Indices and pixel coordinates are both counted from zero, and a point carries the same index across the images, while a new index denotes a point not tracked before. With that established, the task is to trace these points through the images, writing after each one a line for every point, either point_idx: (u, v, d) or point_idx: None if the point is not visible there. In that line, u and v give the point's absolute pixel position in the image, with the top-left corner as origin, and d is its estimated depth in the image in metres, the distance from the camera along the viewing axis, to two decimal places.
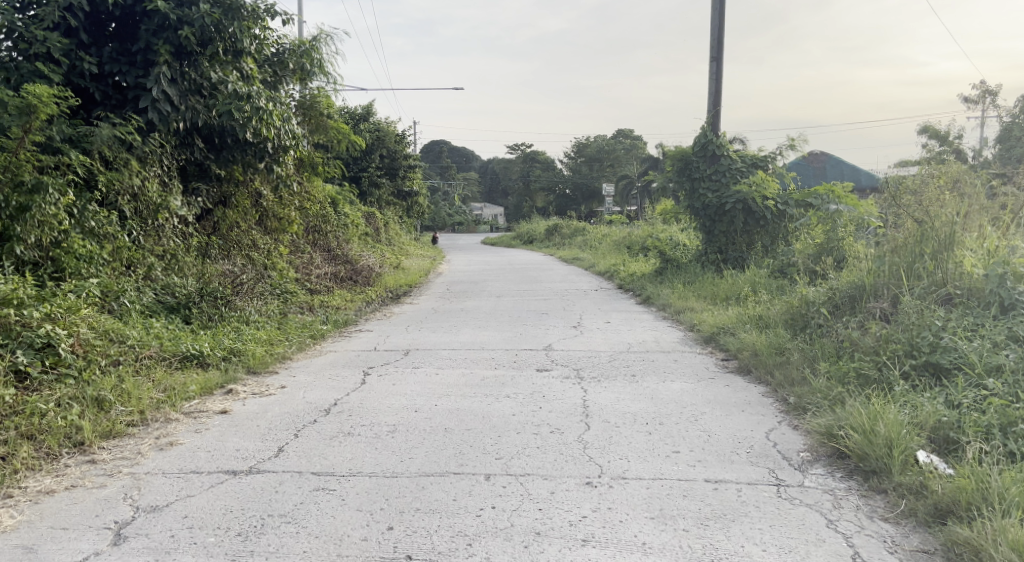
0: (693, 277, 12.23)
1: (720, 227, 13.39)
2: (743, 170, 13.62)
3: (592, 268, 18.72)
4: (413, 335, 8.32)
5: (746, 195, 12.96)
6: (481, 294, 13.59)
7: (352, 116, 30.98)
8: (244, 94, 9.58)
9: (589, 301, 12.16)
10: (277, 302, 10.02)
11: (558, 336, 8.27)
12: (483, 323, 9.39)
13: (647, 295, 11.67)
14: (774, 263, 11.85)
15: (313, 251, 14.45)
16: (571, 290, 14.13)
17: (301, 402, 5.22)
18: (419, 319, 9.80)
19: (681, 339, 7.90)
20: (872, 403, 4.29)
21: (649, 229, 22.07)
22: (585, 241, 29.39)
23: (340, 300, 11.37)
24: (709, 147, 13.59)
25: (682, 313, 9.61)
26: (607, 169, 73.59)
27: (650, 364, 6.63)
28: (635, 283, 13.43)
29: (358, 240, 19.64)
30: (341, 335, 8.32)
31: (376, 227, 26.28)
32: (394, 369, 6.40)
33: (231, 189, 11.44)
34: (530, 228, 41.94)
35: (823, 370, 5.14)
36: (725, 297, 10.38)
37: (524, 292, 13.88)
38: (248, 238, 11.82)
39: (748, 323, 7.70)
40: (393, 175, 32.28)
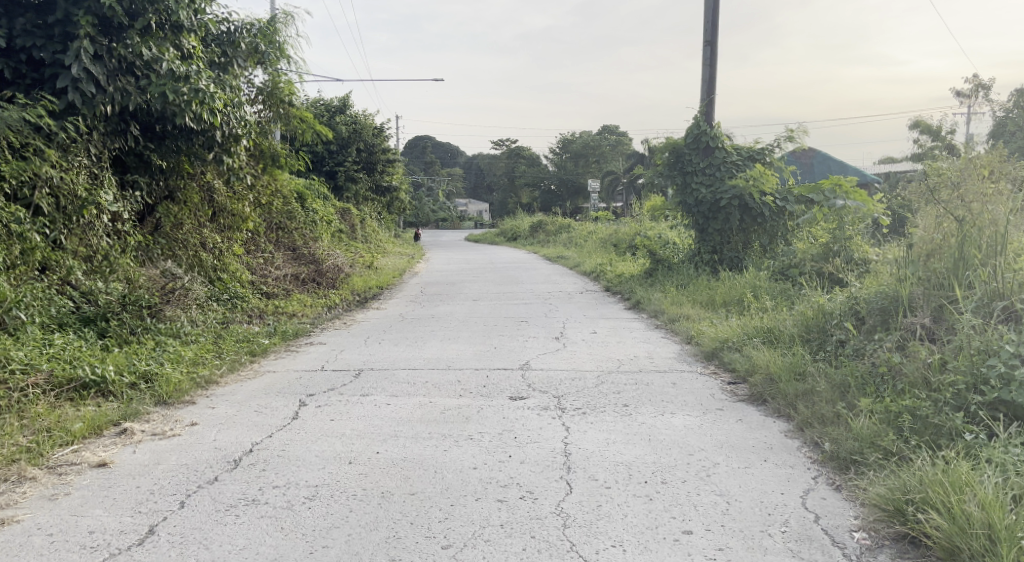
0: (687, 279, 11.23)
1: (714, 225, 12.39)
2: (738, 164, 12.63)
3: (578, 268, 17.69)
4: (371, 351, 7.24)
5: (744, 191, 11.97)
6: (457, 297, 12.52)
7: (327, 109, 29.84)
8: (181, 73, 8.51)
9: (573, 306, 11.14)
10: (223, 312, 8.97)
11: (537, 350, 7.23)
12: (453, 334, 8.32)
13: (636, 300, 10.68)
14: (775, 265, 10.87)
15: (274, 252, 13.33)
16: (554, 292, 13.09)
17: (207, 448, 4.13)
18: (383, 329, 8.74)
19: (678, 355, 6.89)
20: (949, 469, 3.33)
21: (637, 227, 21.05)
22: (570, 238, 28.38)
23: (296, 308, 10.32)
24: (703, 139, 12.54)
25: (676, 322, 8.60)
26: (592, 165, 72.65)
27: (645, 390, 5.59)
28: (623, 285, 12.42)
29: (328, 238, 18.52)
30: (288, 350, 7.25)
31: (351, 225, 25.17)
32: (337, 398, 5.33)
33: (176, 182, 10.35)
34: (514, 225, 40.88)
35: (864, 408, 4.12)
36: (723, 303, 9.37)
37: (504, 295, 12.82)
38: (197, 238, 10.73)
39: (755, 336, 6.69)
40: (370, 170, 31.15)
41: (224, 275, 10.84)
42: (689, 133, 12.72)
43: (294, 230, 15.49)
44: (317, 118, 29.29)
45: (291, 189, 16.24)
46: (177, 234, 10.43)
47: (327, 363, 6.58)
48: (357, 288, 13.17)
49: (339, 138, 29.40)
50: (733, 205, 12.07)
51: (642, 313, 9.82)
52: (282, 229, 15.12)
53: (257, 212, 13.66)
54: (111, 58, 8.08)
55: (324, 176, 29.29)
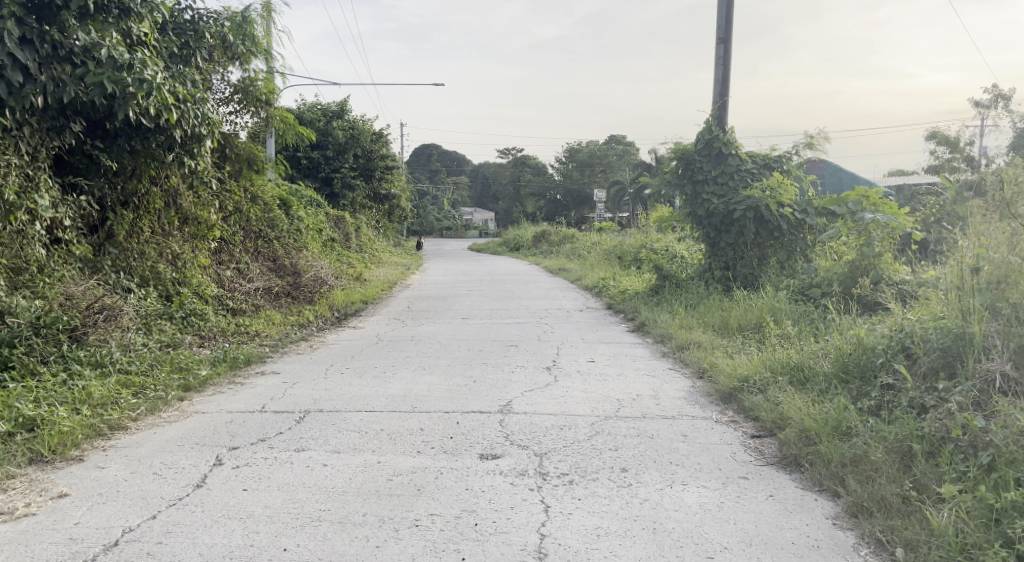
0: (698, 298, 10.16)
1: (727, 238, 11.33)
2: (753, 172, 11.58)
3: (578, 282, 16.63)
4: (327, 385, 6.18)
5: (759, 202, 10.93)
6: (446, 315, 11.47)
7: (324, 113, 28.89)
8: (125, 62, 7.47)
9: (571, 326, 10.08)
10: (171, 333, 7.96)
11: (523, 385, 6.16)
12: (429, 363, 7.25)
13: (641, 321, 9.61)
14: (795, 284, 9.82)
15: (247, 264, 12.33)
16: (552, 309, 12.04)
17: (56, 541, 3.12)
18: (350, 355, 7.70)
19: (688, 395, 5.83)
20: None
21: (642, 238, 19.98)
22: (572, 250, 27.31)
23: (261, 328, 9.34)
24: (715, 144, 11.49)
25: (686, 351, 7.53)
26: (598, 174, 71.68)
27: (649, 445, 4.53)
28: (626, 304, 11.37)
29: (315, 248, 17.51)
30: (232, 383, 6.20)
31: (344, 234, 24.22)
32: (263, 454, 4.30)
33: (133, 186, 9.36)
34: (517, 235, 39.81)
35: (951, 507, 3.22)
36: (739, 329, 8.31)
37: (497, 312, 11.76)
38: (154, 248, 9.73)
39: (781, 374, 5.63)
40: (368, 177, 30.18)
41: (184, 289, 9.84)
42: (699, 137, 11.68)
43: (272, 239, 14.47)
44: (314, 123, 28.34)
45: (273, 196, 15.24)
46: (132, 244, 9.43)
47: (270, 402, 5.53)
48: (335, 303, 12.17)
49: (336, 144, 28.45)
50: (748, 217, 11.04)
51: (647, 337, 8.77)
52: (260, 238, 14.11)
53: (229, 220, 12.64)
54: (44, 43, 7.10)
55: (320, 183, 28.33)
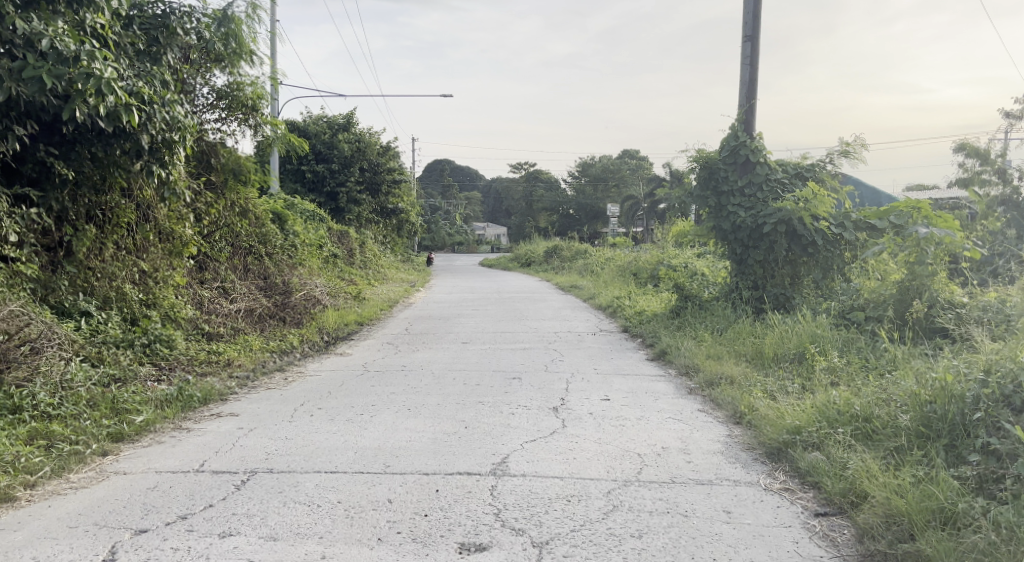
0: (726, 322, 9.12)
1: (755, 255, 10.29)
2: (784, 183, 10.54)
3: (592, 301, 15.59)
4: (288, 433, 5.17)
5: (792, 215, 9.90)
6: (446, 339, 10.47)
7: (330, 126, 28.10)
8: (72, 54, 6.53)
9: (584, 353, 9.06)
10: (126, 363, 7.00)
11: (524, 434, 5.14)
12: (417, 400, 6.24)
13: (662, 349, 8.58)
14: (835, 307, 8.78)
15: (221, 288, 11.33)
16: (563, 332, 11.02)
17: None
18: (327, 390, 6.71)
19: (725, 449, 4.80)
20: None
21: (659, 254, 18.92)
22: (585, 266, 26.27)
23: (234, 356, 8.34)
24: (742, 151, 10.45)
25: (717, 387, 6.49)
26: (612, 189, 70.70)
27: (681, 529, 3.51)
28: (643, 327, 10.36)
29: (313, 264, 16.57)
30: (177, 430, 5.22)
31: (347, 249, 23.34)
32: (174, 542, 3.33)
33: (97, 198, 8.45)
34: (529, 250, 38.77)
35: None
36: (775, 360, 7.27)
37: (502, 336, 10.75)
38: (121, 264, 8.77)
39: (841, 425, 4.59)
40: (375, 191, 29.30)
41: (153, 310, 8.85)
42: (724, 144, 10.65)
43: (261, 256, 13.53)
44: (319, 136, 27.53)
45: (265, 209, 14.30)
46: (94, 262, 8.46)
47: (212, 457, 4.53)
48: (325, 326, 11.17)
49: (342, 157, 27.61)
50: (779, 232, 10.00)
51: (670, 367, 7.74)
52: (248, 255, 13.16)
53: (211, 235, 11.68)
54: None
55: (325, 197, 27.49)
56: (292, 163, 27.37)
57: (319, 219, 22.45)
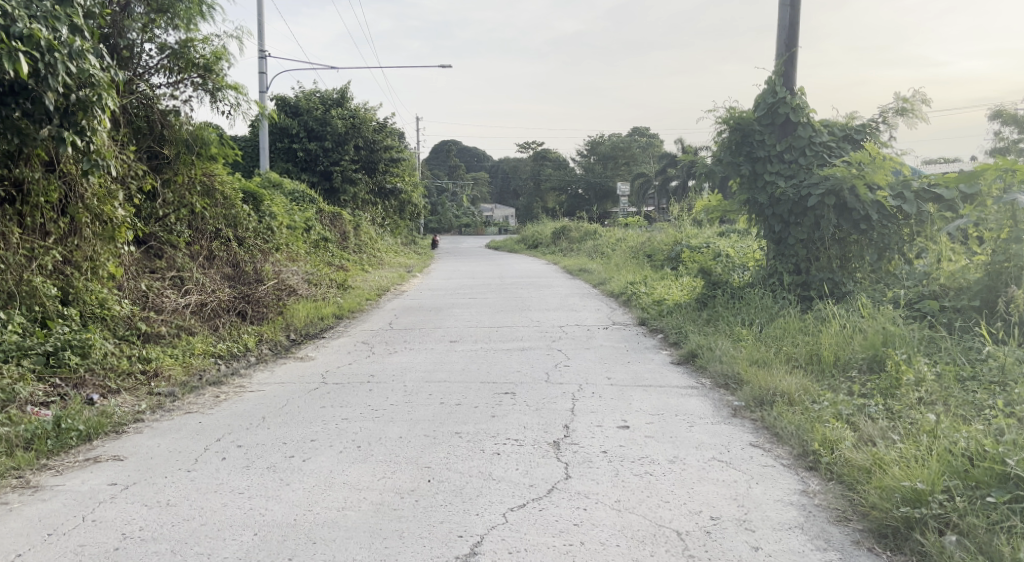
0: (767, 317, 7.55)
1: (797, 233, 8.69)
2: (831, 147, 8.92)
3: (604, 287, 13.98)
4: (172, 494, 3.63)
5: (842, 185, 8.31)
6: (432, 337, 8.92)
7: (323, 102, 26.51)
8: None
9: (594, 356, 7.50)
10: (7, 378, 5.43)
11: (507, 492, 3.62)
12: (373, 432, 4.70)
13: (691, 351, 7.01)
14: (901, 297, 7.20)
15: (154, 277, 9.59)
16: (570, 327, 9.44)
17: None
18: (261, 415, 5.17)
19: (806, 522, 3.30)
20: None
21: (675, 235, 17.27)
22: (595, 247, 24.64)
23: (166, 363, 6.76)
24: (780, 110, 8.81)
25: (769, 408, 4.93)
26: (621, 168, 68.92)
27: None
28: (665, 320, 8.79)
29: (293, 249, 15.01)
30: (17, 491, 3.68)
31: (339, 232, 21.80)
32: None
33: (2, 171, 6.87)
34: (536, 232, 37.11)
35: None
36: (838, 369, 5.71)
37: (498, 332, 9.18)
38: (36, 249, 7.11)
39: (991, 492, 3.18)
40: (372, 170, 27.71)
41: (70, 309, 7.24)
42: (758, 101, 9.01)
43: (227, 242, 11.96)
44: (311, 112, 25.91)
45: (234, 188, 12.72)
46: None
47: (35, 547, 3.13)
48: (293, 323, 9.57)
49: (335, 134, 26.00)
50: (826, 205, 8.39)
51: (703, 376, 6.18)
52: (211, 241, 11.60)
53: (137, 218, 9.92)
54: None
55: (318, 177, 25.94)
56: (283, 141, 25.79)
57: (308, 201, 20.91)
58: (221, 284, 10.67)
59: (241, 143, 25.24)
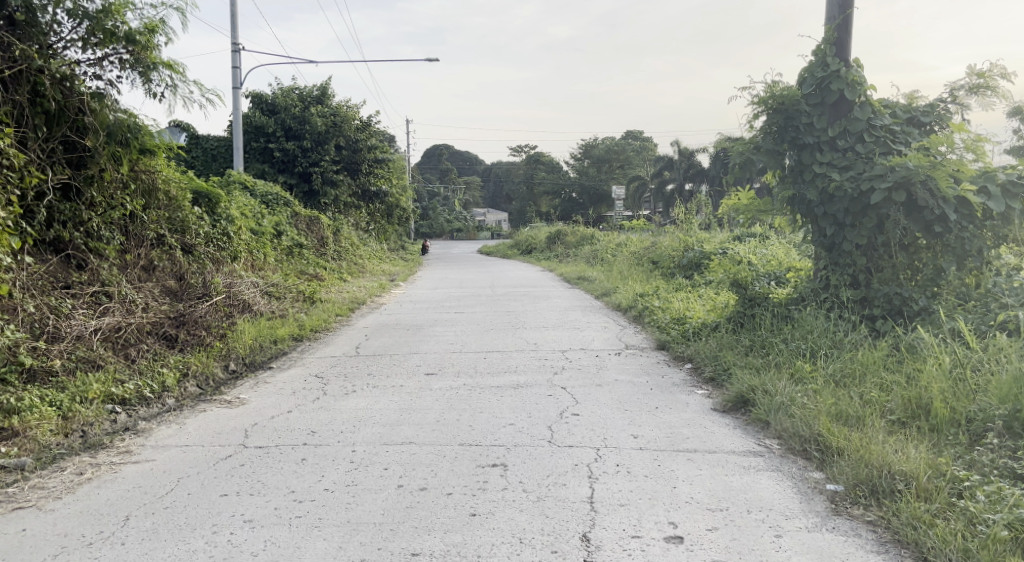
0: (834, 349, 5.87)
1: (854, 238, 7.03)
2: (894, 132, 7.24)
3: (609, 299, 12.29)
4: None
5: (913, 178, 6.63)
6: (405, 367, 7.19)
7: (302, 99, 24.86)
8: None
9: (610, 398, 5.79)
10: None
11: None
12: (281, 554, 3.11)
13: (741, 395, 5.31)
14: (1010, 320, 5.54)
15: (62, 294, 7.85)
16: (574, 353, 7.73)
17: None
18: (124, 512, 3.50)
19: None
20: None
21: (684, 238, 15.62)
22: (594, 252, 23.05)
23: (29, 410, 4.87)
24: (833, 86, 7.14)
25: (895, 506, 3.32)
26: (616, 171, 67.38)
27: None
28: (694, 346, 7.09)
29: (254, 256, 13.25)
30: None
31: (318, 238, 20.11)
32: None
33: None
34: (530, 236, 35.49)
35: None
36: (963, 434, 4.04)
37: (487, 360, 7.47)
38: None
39: None
40: (355, 171, 25.96)
41: None
42: (804, 76, 7.37)
43: (172, 250, 10.30)
44: (289, 109, 24.19)
45: (182, 187, 10.97)
46: None
47: None
48: (234, 351, 7.79)
49: (315, 133, 24.27)
50: (893, 202, 6.74)
51: (767, 438, 4.47)
52: (152, 248, 9.90)
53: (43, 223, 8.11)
54: None
55: (297, 179, 24.20)
56: (259, 140, 24.07)
57: (282, 204, 19.24)
58: (155, 301, 8.93)
59: (213, 142, 23.47)
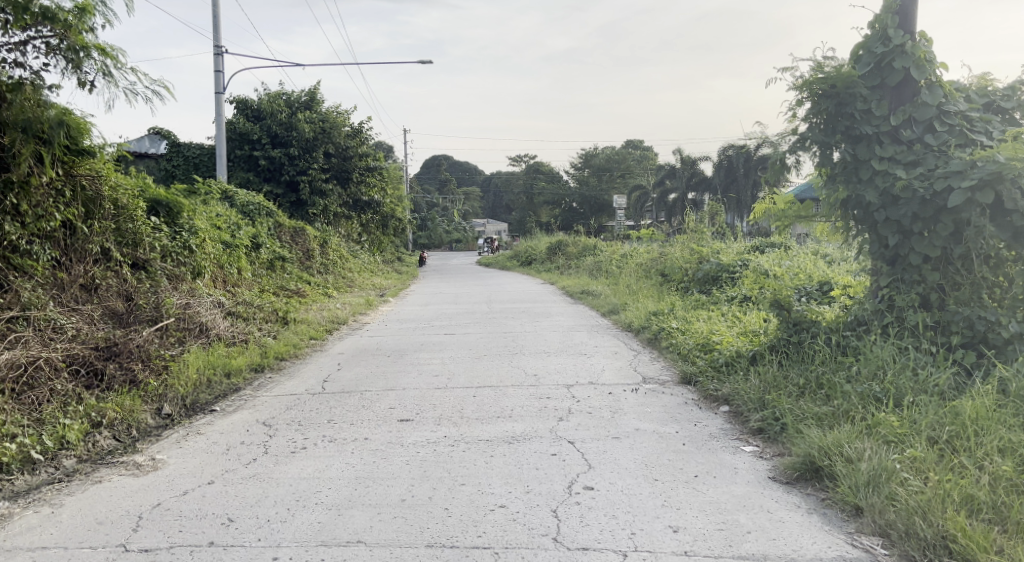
0: (919, 395, 4.56)
1: (924, 249, 5.74)
2: (970, 119, 5.94)
3: (619, 317, 10.97)
4: None
5: (1004, 174, 5.32)
6: (377, 410, 5.87)
7: (289, 104, 23.61)
8: None
9: (634, 458, 4.48)
10: None
11: None
12: None
13: (809, 460, 4.01)
14: None
15: None
16: (583, 389, 6.42)
17: None
18: None
19: None
20: None
21: (697, 248, 14.33)
22: (598, 264, 21.79)
23: None
24: (896, 64, 5.87)
25: None
26: (616, 179, 66.18)
27: None
28: (730, 385, 5.78)
29: (221, 271, 11.92)
30: None
31: (303, 251, 18.81)
32: None
33: None
34: (529, 247, 34.24)
35: None
36: None
37: (477, 400, 6.15)
38: None
39: None
40: (345, 180, 24.68)
41: None
42: (859, 53, 6.12)
43: (119, 267, 8.93)
44: (275, 115, 22.92)
45: (134, 194, 9.66)
46: None
47: None
48: (172, 391, 6.43)
49: (302, 140, 22.98)
50: (977, 205, 5.45)
51: (867, 538, 3.31)
52: (95, 265, 8.58)
53: None
54: None
55: (284, 188, 22.91)
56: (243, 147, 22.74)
57: (265, 214, 17.94)
58: (89, 325, 7.59)
59: (195, 150, 22.13)
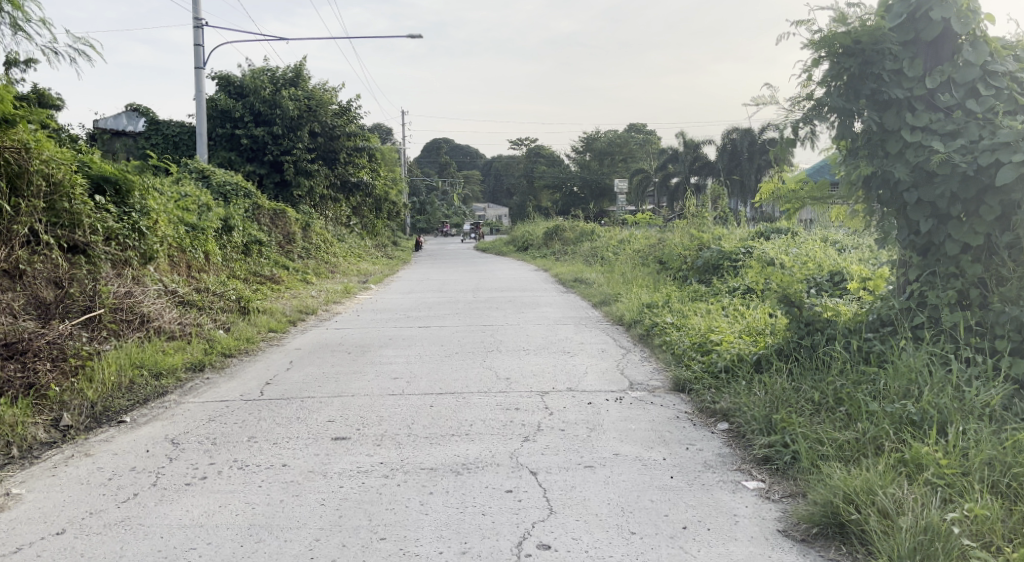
0: (968, 421, 3.64)
1: (964, 236, 4.79)
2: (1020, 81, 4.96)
3: (610, 309, 10.03)
4: None
5: None
6: (311, 425, 4.94)
7: (273, 81, 22.54)
8: None
9: (610, 497, 3.56)
10: None
11: None
12: None
13: (835, 515, 3.13)
14: None
15: None
16: (559, 397, 5.49)
17: None
18: None
19: None
20: None
21: (697, 233, 13.35)
22: (594, 249, 20.86)
23: None
24: (934, 15, 4.90)
25: None
26: (618, 163, 65.09)
27: None
28: (731, 397, 4.85)
29: (179, 256, 10.96)
30: None
31: (283, 234, 17.87)
32: None
33: None
34: (526, 231, 33.25)
35: None
36: None
37: (433, 412, 5.22)
38: None
39: None
40: (332, 160, 23.68)
41: None
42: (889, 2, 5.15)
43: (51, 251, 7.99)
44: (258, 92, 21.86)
45: (73, 171, 8.68)
46: None
47: None
48: (79, 399, 5.51)
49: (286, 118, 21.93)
50: None
51: None
52: (21, 248, 7.63)
53: None
54: None
55: (267, 168, 21.92)
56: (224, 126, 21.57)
57: (242, 195, 16.98)
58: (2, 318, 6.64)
59: (174, 128, 21.14)
